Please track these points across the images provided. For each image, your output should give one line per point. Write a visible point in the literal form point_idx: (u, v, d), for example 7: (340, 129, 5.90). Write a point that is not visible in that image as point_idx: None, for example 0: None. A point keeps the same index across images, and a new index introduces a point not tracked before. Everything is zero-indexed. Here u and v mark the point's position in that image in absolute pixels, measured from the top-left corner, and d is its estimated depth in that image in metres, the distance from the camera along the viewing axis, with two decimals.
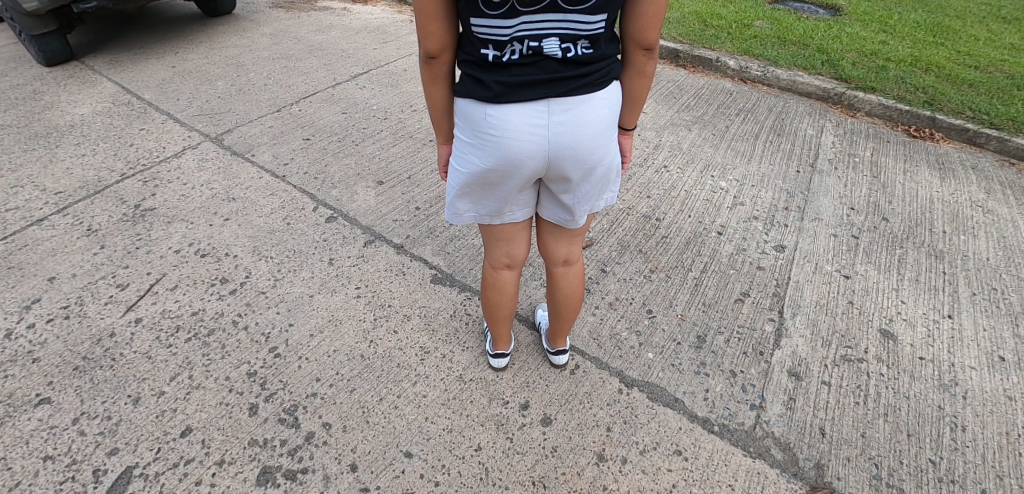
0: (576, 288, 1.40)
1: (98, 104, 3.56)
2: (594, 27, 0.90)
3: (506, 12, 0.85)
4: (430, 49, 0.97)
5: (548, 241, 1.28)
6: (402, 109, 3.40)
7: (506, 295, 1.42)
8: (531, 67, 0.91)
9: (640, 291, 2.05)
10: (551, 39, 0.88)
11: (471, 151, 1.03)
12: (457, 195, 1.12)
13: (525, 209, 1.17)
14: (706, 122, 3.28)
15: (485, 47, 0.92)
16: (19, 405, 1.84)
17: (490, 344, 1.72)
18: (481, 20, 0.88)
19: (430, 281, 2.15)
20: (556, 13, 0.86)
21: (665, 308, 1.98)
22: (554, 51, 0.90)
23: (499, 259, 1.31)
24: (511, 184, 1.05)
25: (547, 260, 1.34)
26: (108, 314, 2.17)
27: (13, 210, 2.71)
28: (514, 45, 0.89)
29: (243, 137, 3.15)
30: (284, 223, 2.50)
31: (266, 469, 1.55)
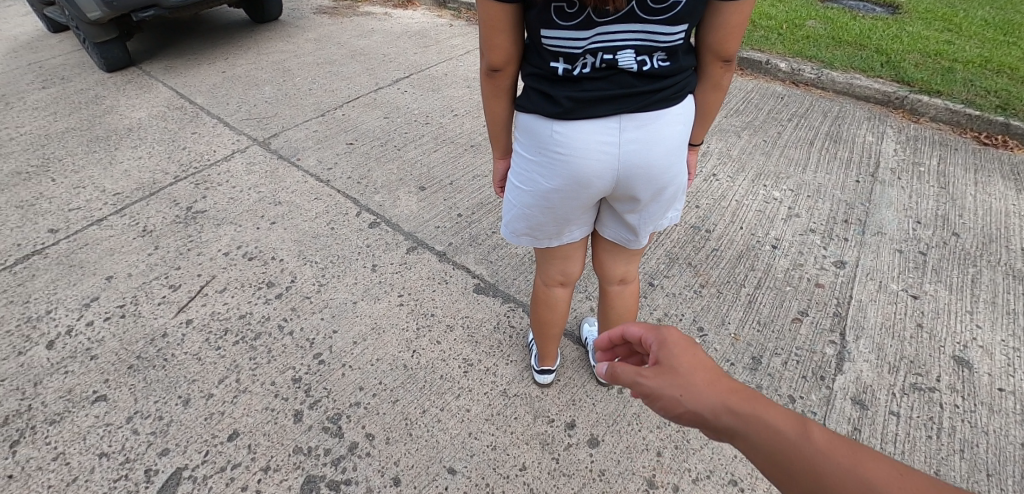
0: (631, 308, 1.35)
1: (153, 108, 3.70)
2: (671, 37, 0.87)
3: (580, 23, 0.83)
4: (495, 61, 0.96)
5: (605, 258, 1.23)
6: (443, 113, 3.39)
7: (557, 312, 1.38)
8: (604, 82, 0.88)
9: (691, 307, 1.97)
10: (626, 51, 0.86)
11: (533, 169, 1.00)
12: (515, 214, 1.10)
13: (583, 229, 1.13)
14: (757, 128, 3.14)
15: (555, 60, 0.89)
16: (78, 401, 1.97)
17: (535, 358, 1.67)
18: (551, 33, 0.85)
19: (474, 290, 2.12)
20: (634, 24, 0.84)
21: (717, 326, 1.88)
22: (630, 64, 0.87)
23: (552, 276, 1.28)
24: (574, 203, 1.02)
25: (602, 278, 1.29)
26: (160, 314, 2.25)
27: (77, 211, 2.86)
28: (585, 59, 0.86)
29: (289, 141, 3.20)
30: (328, 228, 2.52)
31: (311, 478, 1.59)
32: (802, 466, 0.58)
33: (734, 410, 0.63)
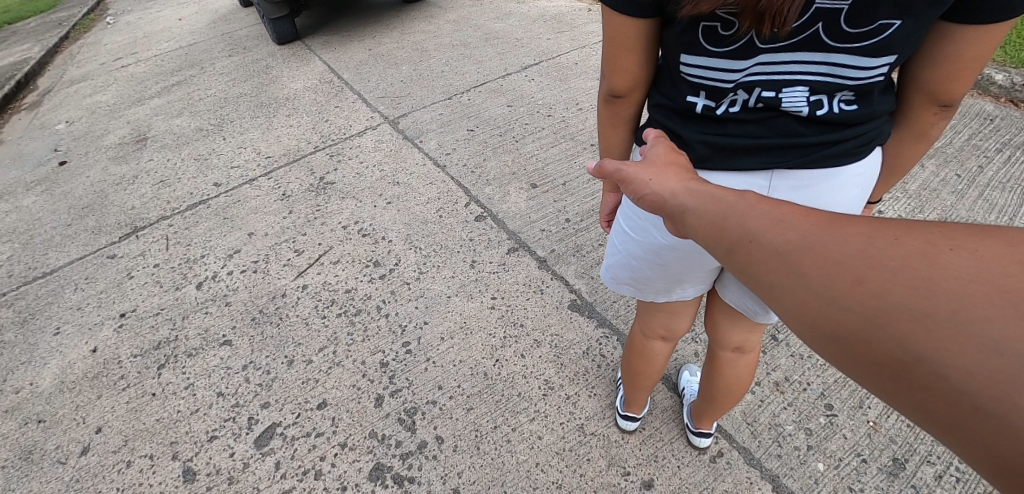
0: (743, 377, 1.18)
1: (309, 80, 4.07)
2: (869, 72, 0.75)
3: (737, 51, 0.78)
4: (618, 86, 0.99)
5: (719, 323, 1.10)
6: (567, 106, 3.24)
7: (655, 366, 1.32)
8: (757, 125, 0.82)
9: (821, 376, 1.62)
10: (795, 87, 0.78)
11: (647, 218, 0.95)
12: (620, 261, 1.07)
13: (698, 289, 1.06)
14: (949, 157, 2.54)
15: (695, 94, 0.86)
16: (211, 341, 2.26)
17: (620, 401, 1.52)
18: (698, 62, 0.83)
19: (568, 305, 1.99)
20: (815, 55, 0.75)
21: (852, 408, 1.54)
22: (797, 105, 0.79)
23: (654, 329, 1.23)
24: (693, 264, 0.95)
25: (713, 341, 1.15)
26: (283, 275, 2.46)
27: (236, 169, 3.26)
28: (735, 95, 0.82)
29: (416, 122, 3.30)
30: (436, 215, 2.55)
31: (379, 466, 1.64)
32: (738, 226, 0.63)
33: (688, 189, 0.71)
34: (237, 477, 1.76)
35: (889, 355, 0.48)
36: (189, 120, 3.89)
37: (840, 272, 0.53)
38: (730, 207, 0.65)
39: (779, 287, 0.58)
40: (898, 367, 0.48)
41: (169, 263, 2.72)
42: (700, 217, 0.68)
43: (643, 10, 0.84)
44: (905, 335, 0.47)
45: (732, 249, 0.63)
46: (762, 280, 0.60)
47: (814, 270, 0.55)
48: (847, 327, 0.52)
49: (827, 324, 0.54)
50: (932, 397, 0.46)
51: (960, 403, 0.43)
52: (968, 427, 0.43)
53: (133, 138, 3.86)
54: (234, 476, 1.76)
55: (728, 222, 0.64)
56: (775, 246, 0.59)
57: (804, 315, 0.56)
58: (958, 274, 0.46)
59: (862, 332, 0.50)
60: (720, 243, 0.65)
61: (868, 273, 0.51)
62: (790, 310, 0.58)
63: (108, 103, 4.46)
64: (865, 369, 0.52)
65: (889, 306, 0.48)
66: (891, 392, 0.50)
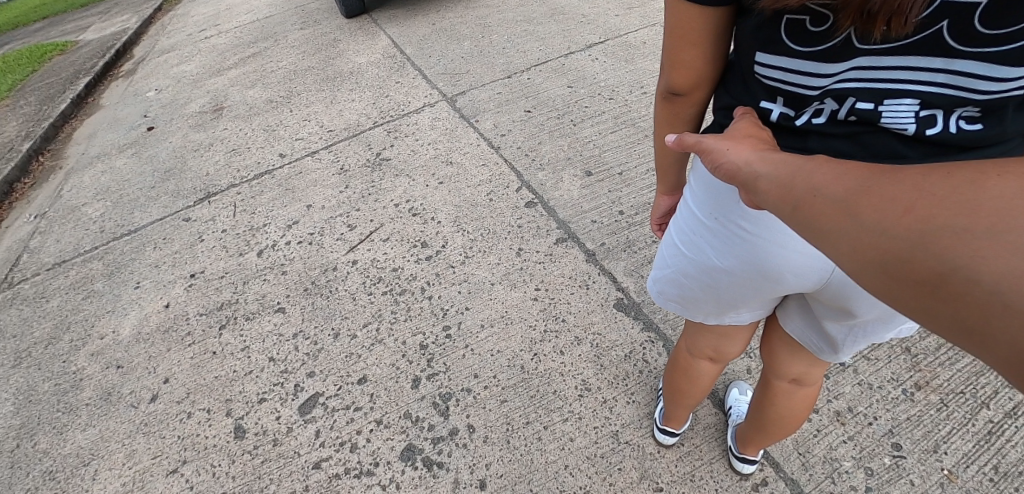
0: (799, 411, 1.10)
1: (373, 54, 4.10)
2: (1005, 86, 0.59)
3: (827, 53, 0.68)
4: (678, 83, 0.92)
5: (778, 352, 1.03)
6: (632, 89, 3.07)
7: (699, 386, 1.25)
8: (845, 140, 0.72)
9: (891, 410, 1.46)
10: (901, 99, 0.65)
11: (704, 236, 0.90)
12: (668, 276, 1.02)
13: (754, 314, 0.99)
14: None
15: (772, 100, 0.79)
16: (266, 307, 2.37)
17: (661, 414, 1.43)
18: (778, 65, 0.75)
19: (614, 304, 1.91)
20: (926, 62, 0.61)
21: (925, 452, 1.36)
22: (902, 120, 0.66)
23: (702, 349, 1.16)
24: (750, 290, 0.89)
25: (768, 370, 1.08)
26: (336, 249, 2.52)
27: (300, 141, 3.36)
28: (820, 104, 0.73)
29: (473, 101, 3.25)
30: (487, 198, 2.51)
31: (411, 448, 1.66)
32: (787, 178, 0.60)
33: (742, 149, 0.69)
34: (281, 440, 1.84)
35: (928, 277, 0.45)
36: (261, 91, 4.06)
37: (882, 204, 0.50)
38: (781, 163, 0.63)
39: (821, 233, 0.55)
40: (939, 286, 0.44)
41: (234, 229, 2.86)
42: (750, 175, 0.65)
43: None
44: (944, 250, 0.43)
45: (778, 201, 0.61)
46: (804, 228, 0.57)
47: (856, 207, 0.52)
48: (887, 259, 0.48)
49: (870, 261, 0.50)
50: (974, 311, 0.42)
51: (1002, 311, 0.40)
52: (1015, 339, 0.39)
53: (211, 107, 4.09)
54: (278, 440, 1.85)
55: (777, 176, 0.62)
56: (820, 189, 0.56)
57: (845, 256, 0.53)
58: (1005, 195, 0.44)
59: (902, 260, 0.47)
60: (768, 199, 0.62)
61: (910, 200, 0.48)
62: (834, 254, 0.54)
63: (192, 72, 4.74)
64: (909, 303, 0.48)
65: (929, 227, 0.45)
66: (937, 321, 0.46)
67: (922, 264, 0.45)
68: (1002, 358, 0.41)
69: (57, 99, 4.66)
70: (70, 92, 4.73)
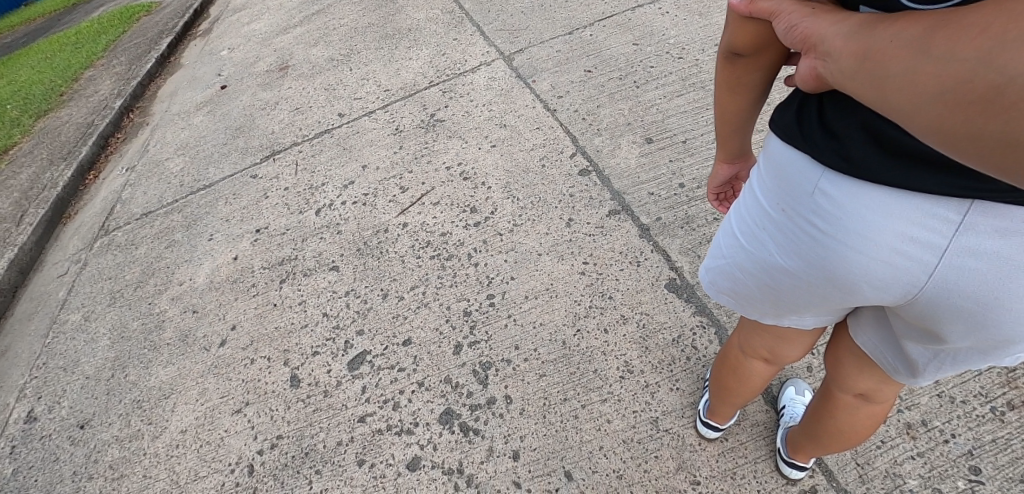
0: (861, 427, 0.99)
1: (431, 10, 4.02)
2: None
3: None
4: (739, 43, 0.82)
5: (844, 364, 0.91)
6: (704, 48, 2.81)
7: (750, 385, 1.16)
8: None
9: (974, 429, 1.29)
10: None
11: (766, 229, 0.80)
12: (722, 267, 0.93)
13: (818, 320, 0.88)
14: None
15: None
16: (322, 265, 2.45)
17: (705, 406, 1.35)
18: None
19: (666, 284, 1.80)
20: None
21: (1009, 478, 1.21)
22: None
23: (755, 349, 1.06)
24: (813, 294, 0.79)
25: (830, 380, 0.97)
26: (388, 211, 2.53)
27: (358, 101, 3.39)
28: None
29: (531, 60, 3.11)
30: (539, 164, 2.42)
31: (449, 412, 1.68)
32: (862, 34, 0.57)
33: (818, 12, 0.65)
34: (331, 393, 1.93)
35: (992, 92, 0.44)
36: (324, 50, 4.12)
37: (956, 34, 0.46)
38: (861, 20, 0.59)
39: (887, 79, 0.53)
40: (1003, 100, 0.43)
41: (296, 187, 2.96)
42: (826, 39, 0.62)
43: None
44: (1008, 60, 0.42)
45: (850, 57, 0.58)
46: (872, 79, 0.55)
47: (929, 41, 0.49)
48: (953, 86, 0.47)
49: (935, 94, 0.49)
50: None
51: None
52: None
53: (278, 65, 4.20)
54: (328, 392, 1.94)
55: (854, 32, 0.58)
56: (895, 34, 0.53)
57: (910, 97, 0.51)
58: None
59: (968, 82, 0.45)
60: (841, 59, 0.59)
61: (982, 22, 0.45)
62: (903, 101, 0.52)
63: (262, 30, 4.87)
64: (971, 130, 0.47)
65: (997, 41, 0.43)
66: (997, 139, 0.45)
67: (986, 80, 0.44)
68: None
69: (145, 58, 4.96)
70: (155, 51, 5.02)
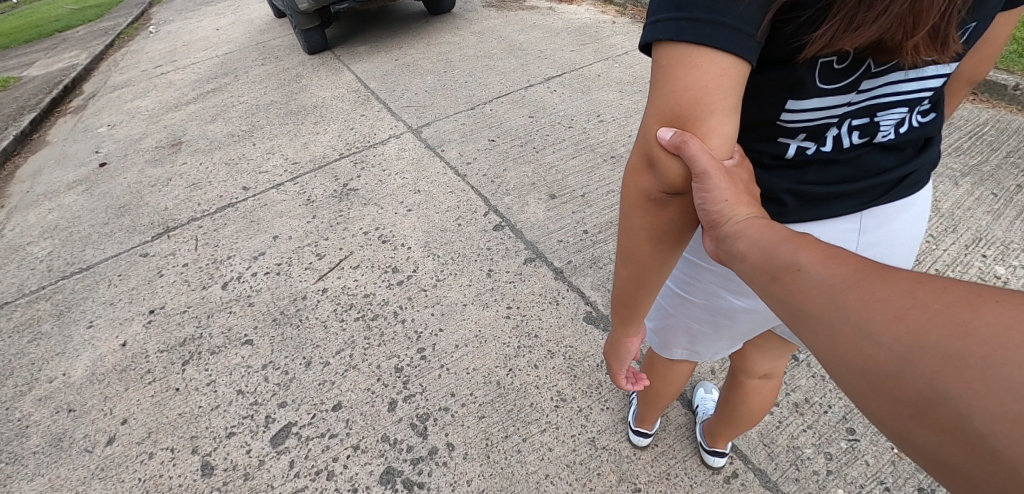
0: (765, 403, 1.22)
1: (337, 92, 4.24)
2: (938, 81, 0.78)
3: (846, 87, 0.74)
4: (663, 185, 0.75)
5: (747, 352, 1.12)
6: (589, 118, 3.24)
7: (674, 386, 1.33)
8: (849, 164, 0.82)
9: (843, 398, 1.57)
10: (891, 110, 0.79)
11: (706, 282, 0.97)
12: (677, 323, 1.10)
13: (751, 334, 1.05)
14: (986, 176, 2.44)
15: (790, 138, 0.81)
16: (234, 340, 2.26)
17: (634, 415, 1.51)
18: (806, 107, 0.76)
19: (584, 318, 1.97)
20: (901, 74, 0.75)
21: (875, 434, 1.47)
22: (884, 133, 0.81)
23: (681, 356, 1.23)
24: (761, 323, 0.98)
25: (737, 368, 1.17)
26: (305, 278, 2.45)
27: (265, 175, 3.38)
28: (834, 131, 0.79)
29: (438, 132, 3.35)
30: (455, 224, 2.56)
31: (390, 470, 1.61)
32: (777, 252, 0.61)
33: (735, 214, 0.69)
34: (252, 474, 1.74)
35: (912, 395, 0.46)
36: (223, 130, 4.10)
37: (875, 306, 0.50)
38: (770, 239, 0.64)
39: (806, 317, 0.56)
40: (921, 407, 0.45)
41: (197, 262, 2.79)
42: (740, 238, 0.67)
43: (751, 52, 0.64)
44: (936, 371, 0.44)
45: (766, 272, 0.62)
46: (793, 308, 0.58)
47: (845, 300, 0.52)
48: (874, 365, 0.49)
49: (854, 363, 0.51)
50: (957, 442, 0.43)
51: (981, 446, 0.41)
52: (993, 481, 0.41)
53: (171, 145, 4.06)
54: (250, 473, 1.74)
55: (765, 247, 0.63)
56: (812, 275, 0.56)
57: (830, 348, 0.54)
58: (1001, 322, 0.42)
59: (887, 370, 0.48)
60: (757, 270, 0.64)
61: (902, 308, 0.48)
62: (819, 344, 0.55)
63: (151, 112, 4.71)
64: (888, 414, 0.49)
65: (920, 341, 0.46)
66: (913, 440, 0.47)
67: (905, 380, 0.46)
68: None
69: None
70: (12, 130, 4.57)
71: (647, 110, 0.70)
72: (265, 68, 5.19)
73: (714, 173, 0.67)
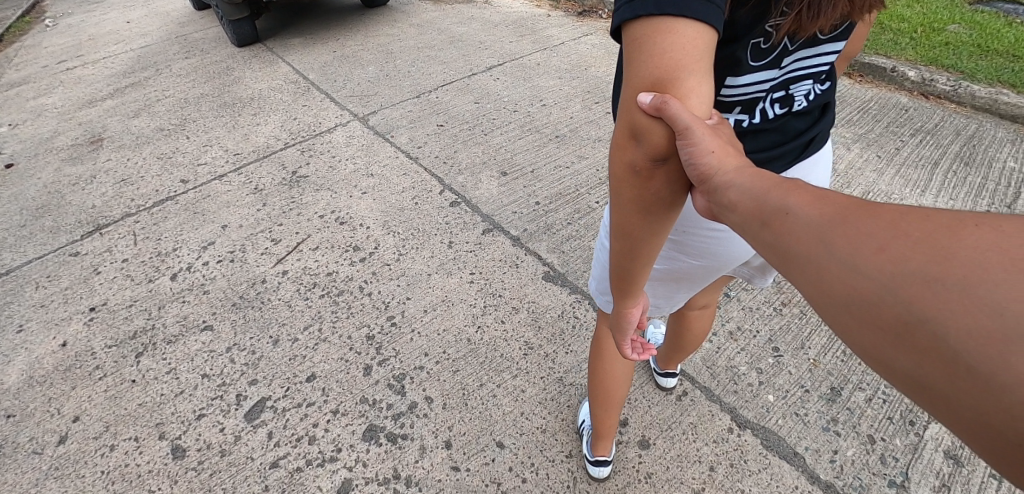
0: (704, 328, 1.43)
1: (274, 84, 4.16)
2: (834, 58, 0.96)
3: (773, 63, 0.87)
4: (649, 151, 0.75)
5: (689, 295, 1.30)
6: (531, 102, 3.41)
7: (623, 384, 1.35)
8: (775, 132, 0.96)
9: (768, 323, 1.83)
10: (802, 81, 0.94)
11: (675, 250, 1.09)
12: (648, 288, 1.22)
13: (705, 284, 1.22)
14: (871, 142, 2.86)
15: (730, 112, 0.93)
16: (190, 327, 2.16)
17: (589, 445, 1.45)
18: (742, 82, 0.88)
19: (543, 277, 2.13)
20: (809, 51, 0.90)
21: (795, 349, 1.75)
22: (800, 104, 0.96)
23: None
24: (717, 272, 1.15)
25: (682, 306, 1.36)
26: (262, 263, 2.43)
27: (205, 167, 3.28)
28: (762, 104, 0.93)
29: (386, 120, 3.40)
30: (412, 203, 2.64)
31: (372, 427, 1.67)
32: (762, 197, 0.62)
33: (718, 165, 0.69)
34: (229, 449, 1.68)
35: (891, 322, 0.46)
36: (150, 125, 3.90)
37: (859, 237, 0.50)
38: (753, 187, 0.64)
39: (790, 257, 0.57)
40: (899, 332, 0.45)
41: (138, 257, 2.62)
42: (725, 186, 0.67)
43: (720, 21, 0.67)
44: (917, 296, 0.44)
45: (750, 216, 0.63)
46: (777, 249, 0.59)
47: (828, 235, 0.53)
48: (856, 297, 0.49)
49: (837, 297, 0.51)
50: (931, 364, 0.43)
51: (958, 367, 0.41)
52: (968, 400, 0.41)
53: (91, 143, 3.81)
54: (225, 450, 1.68)
55: (750, 192, 0.64)
56: (798, 215, 0.57)
57: (814, 287, 0.54)
58: (979, 246, 0.43)
59: (869, 301, 0.48)
60: (741, 218, 0.65)
61: (885, 236, 0.48)
62: (804, 284, 0.56)
63: (61, 109, 4.37)
64: (871, 345, 0.49)
65: (902, 267, 0.46)
66: (894, 369, 0.47)
67: (886, 308, 0.46)
68: (964, 418, 0.42)
69: None
70: None
71: (625, 81, 0.71)
72: (189, 62, 4.95)
73: (696, 129, 0.68)
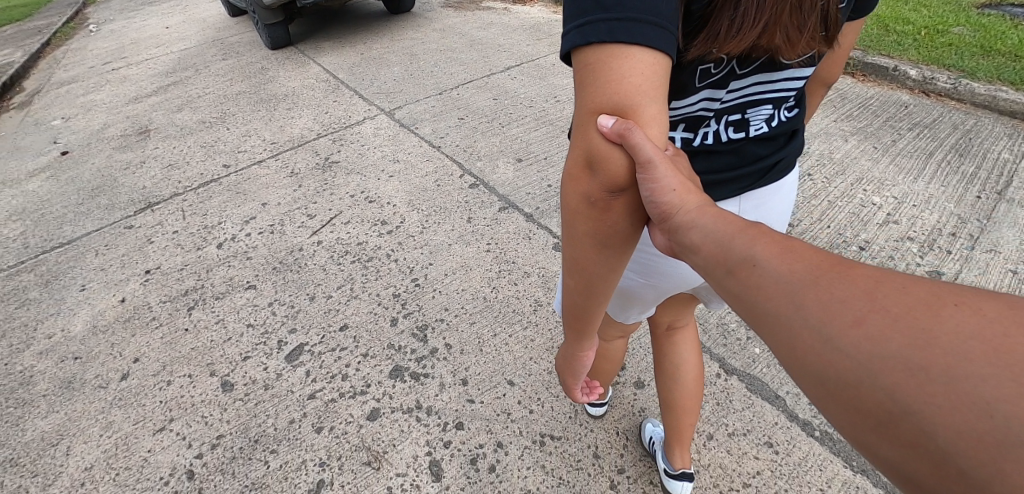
0: (689, 357, 1.30)
1: (306, 83, 4.47)
2: (795, 82, 0.99)
3: (716, 84, 0.91)
4: (605, 186, 0.72)
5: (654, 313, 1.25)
6: (547, 99, 3.64)
7: (614, 361, 1.51)
8: (728, 154, 1.01)
9: None
10: (758, 107, 0.98)
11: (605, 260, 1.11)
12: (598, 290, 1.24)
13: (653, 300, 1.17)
14: (869, 135, 3.02)
15: (676, 130, 1.00)
16: (236, 286, 2.40)
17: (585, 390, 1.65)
18: (683, 103, 0.93)
19: (553, 247, 2.33)
20: (763, 77, 0.93)
21: None
22: (755, 126, 1.00)
23: (611, 331, 1.41)
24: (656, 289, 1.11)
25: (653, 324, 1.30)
26: (299, 234, 2.68)
27: (244, 153, 3.56)
28: (709, 124, 0.97)
29: (411, 113, 3.66)
30: (434, 184, 2.88)
31: (398, 367, 1.88)
32: (730, 245, 0.61)
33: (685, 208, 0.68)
34: (272, 384, 1.90)
35: (874, 406, 0.46)
36: (192, 118, 4.22)
37: (841, 309, 0.49)
38: (720, 234, 0.64)
39: (766, 317, 0.56)
40: (883, 419, 0.46)
41: (187, 229, 2.89)
42: (692, 228, 0.67)
43: (671, 44, 0.65)
44: (905, 385, 0.44)
45: (719, 266, 0.62)
46: (752, 307, 0.58)
47: (804, 298, 0.52)
48: (838, 373, 0.49)
49: (815, 367, 0.51)
50: (919, 456, 0.44)
51: (946, 464, 0.42)
52: None
53: (138, 134, 4.14)
54: (269, 384, 1.90)
55: (718, 238, 0.63)
56: (770, 273, 0.56)
57: (792, 352, 0.53)
58: (961, 332, 0.43)
59: (851, 380, 0.48)
60: (710, 265, 0.64)
61: (863, 309, 0.48)
62: (780, 346, 0.55)
63: (110, 105, 4.73)
64: (849, 422, 0.50)
65: (884, 349, 0.46)
66: (874, 451, 0.48)
67: (869, 393, 0.46)
68: None
69: None
70: None
71: (581, 106, 0.69)
72: (227, 63, 5.31)
73: (660, 164, 0.66)
